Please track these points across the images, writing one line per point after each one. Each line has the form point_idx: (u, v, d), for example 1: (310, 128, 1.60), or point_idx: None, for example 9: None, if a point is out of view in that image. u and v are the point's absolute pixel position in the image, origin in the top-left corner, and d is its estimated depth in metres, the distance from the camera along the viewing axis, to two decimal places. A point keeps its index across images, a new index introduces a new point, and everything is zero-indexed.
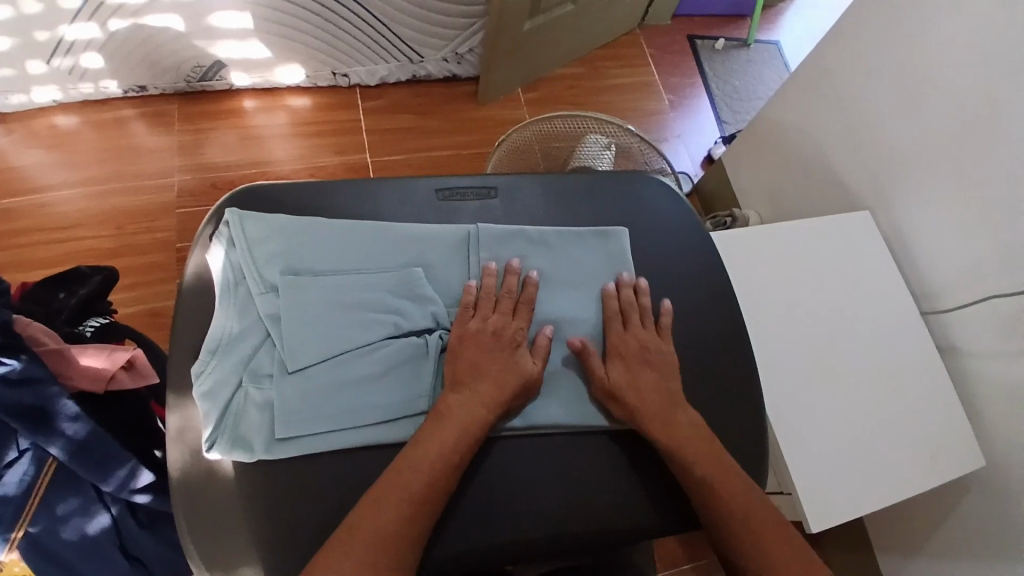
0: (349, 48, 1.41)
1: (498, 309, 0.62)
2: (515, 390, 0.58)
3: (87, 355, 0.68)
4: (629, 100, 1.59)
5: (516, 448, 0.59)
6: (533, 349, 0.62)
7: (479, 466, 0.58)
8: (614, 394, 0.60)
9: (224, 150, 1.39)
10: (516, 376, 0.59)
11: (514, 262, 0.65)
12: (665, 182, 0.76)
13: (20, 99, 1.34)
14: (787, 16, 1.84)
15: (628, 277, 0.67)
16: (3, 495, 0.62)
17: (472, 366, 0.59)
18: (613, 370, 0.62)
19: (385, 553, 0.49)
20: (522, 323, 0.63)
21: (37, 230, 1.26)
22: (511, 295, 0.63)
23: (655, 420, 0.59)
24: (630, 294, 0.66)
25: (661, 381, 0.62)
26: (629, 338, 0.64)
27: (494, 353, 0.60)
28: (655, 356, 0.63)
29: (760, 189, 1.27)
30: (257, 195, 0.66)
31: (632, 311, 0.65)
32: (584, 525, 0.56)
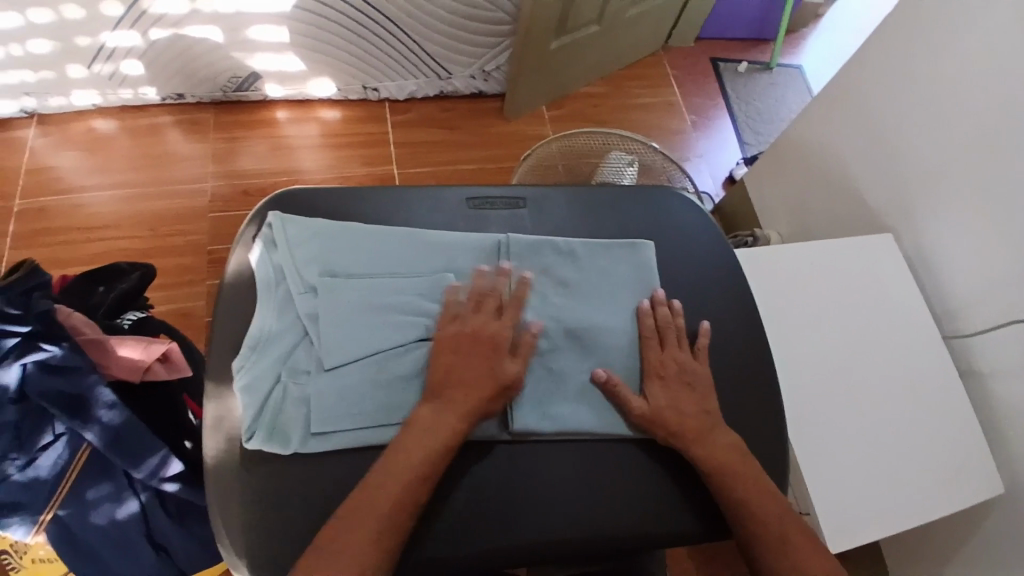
0: (380, 63, 1.45)
1: (482, 311, 0.63)
2: (493, 393, 0.59)
3: (126, 346, 0.70)
4: (651, 120, 1.61)
5: (530, 453, 0.59)
6: (517, 349, 0.62)
7: (493, 472, 0.58)
8: (653, 419, 0.60)
9: (255, 158, 1.43)
10: (494, 380, 0.60)
11: (505, 265, 0.66)
12: (690, 198, 0.78)
13: (61, 102, 1.40)
14: (809, 41, 1.86)
15: (663, 295, 0.68)
16: (38, 477, 0.66)
17: (451, 370, 0.60)
18: (653, 393, 0.62)
19: (373, 550, 0.51)
20: (511, 324, 0.63)
21: (72, 228, 1.31)
22: (497, 296, 0.64)
23: (696, 440, 0.60)
24: (665, 313, 0.67)
25: (699, 401, 0.63)
26: (666, 359, 0.64)
27: (476, 354, 0.61)
28: (693, 376, 0.64)
29: (782, 208, 1.27)
30: (298, 200, 0.69)
31: (668, 331, 0.65)
32: (611, 531, 0.57)
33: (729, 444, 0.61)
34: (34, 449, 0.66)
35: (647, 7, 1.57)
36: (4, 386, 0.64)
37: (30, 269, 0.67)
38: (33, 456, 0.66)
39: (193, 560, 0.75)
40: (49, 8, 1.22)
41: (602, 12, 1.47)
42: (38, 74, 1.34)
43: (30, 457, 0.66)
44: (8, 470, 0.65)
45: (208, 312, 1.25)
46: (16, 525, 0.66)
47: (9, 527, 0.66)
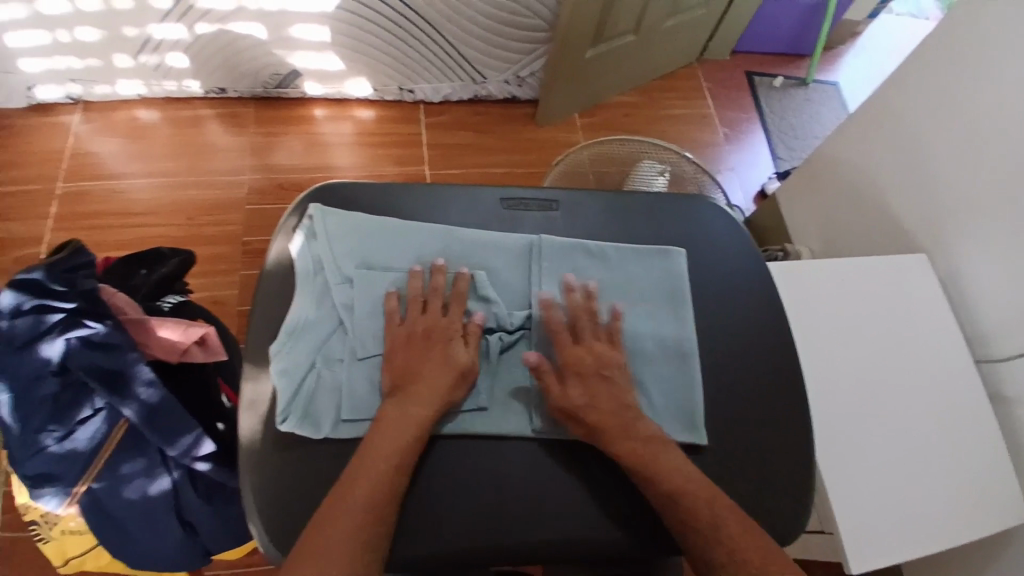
0: (417, 65, 1.47)
1: (426, 311, 0.63)
2: (453, 382, 0.59)
3: (165, 327, 0.72)
4: (683, 131, 1.61)
5: (516, 449, 0.60)
6: (467, 342, 0.62)
7: (473, 466, 0.58)
8: (570, 413, 0.59)
9: (290, 153, 1.46)
10: (451, 370, 0.60)
11: (439, 261, 0.65)
12: (722, 207, 0.78)
13: (105, 89, 1.45)
14: (847, 58, 1.84)
15: (572, 281, 0.66)
16: (75, 449, 0.69)
17: (406, 370, 0.60)
18: (571, 387, 0.60)
19: (366, 531, 0.52)
20: (459, 317, 0.63)
21: (111, 213, 1.35)
22: (438, 294, 0.64)
23: (617, 434, 0.58)
24: (576, 302, 0.65)
25: (616, 392, 0.61)
26: (580, 350, 0.62)
27: (424, 352, 0.61)
28: (609, 366, 0.62)
29: (813, 225, 1.26)
30: (338, 193, 0.71)
31: (582, 320, 0.64)
32: (576, 535, 0.57)
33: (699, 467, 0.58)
34: (73, 422, 0.68)
35: (684, 18, 1.57)
36: (46, 360, 0.65)
37: (75, 249, 0.71)
38: (71, 429, 0.68)
39: (217, 539, 0.78)
40: None
41: (638, 21, 1.48)
42: (85, 61, 1.39)
43: (68, 429, 0.68)
44: (46, 441, 0.68)
45: (239, 302, 1.28)
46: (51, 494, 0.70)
47: (42, 498, 0.71)
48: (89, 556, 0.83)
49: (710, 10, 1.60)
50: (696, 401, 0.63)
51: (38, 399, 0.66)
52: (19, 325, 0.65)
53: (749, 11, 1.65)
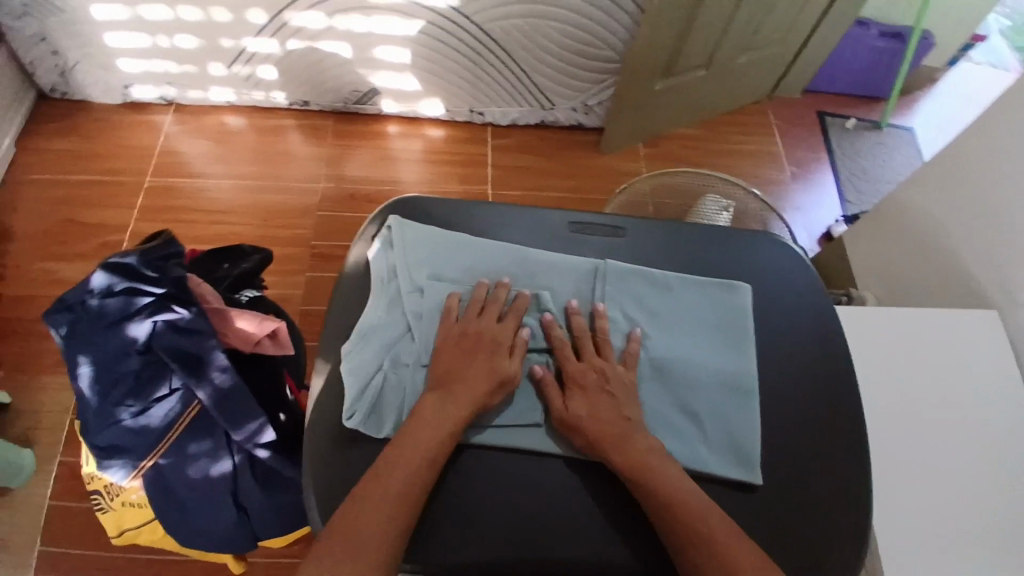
0: (488, 89, 1.52)
1: (483, 316, 0.64)
2: (491, 389, 0.60)
3: (243, 318, 0.76)
4: (748, 168, 1.60)
5: (560, 469, 0.60)
6: (515, 355, 0.63)
7: (504, 471, 0.60)
8: (572, 425, 0.59)
9: (361, 164, 1.53)
10: (493, 378, 0.61)
11: (505, 279, 0.67)
12: (791, 246, 0.77)
13: (198, 95, 1.55)
14: (924, 104, 1.79)
15: (575, 304, 0.67)
16: (148, 425, 0.73)
17: (451, 369, 0.61)
18: (573, 400, 0.61)
19: (404, 520, 0.52)
20: (512, 330, 0.64)
21: (192, 209, 1.43)
22: (499, 304, 0.65)
23: (614, 447, 0.58)
24: (581, 323, 0.66)
25: (619, 406, 0.61)
26: (584, 367, 0.63)
27: (472, 354, 0.62)
28: (614, 382, 0.62)
29: (880, 273, 1.23)
30: (414, 206, 0.74)
31: (585, 339, 0.65)
32: (589, 554, 0.56)
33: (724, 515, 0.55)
34: (150, 399, 0.73)
35: (756, 56, 1.57)
36: (133, 339, 0.70)
37: (167, 240, 0.75)
38: (148, 405, 0.73)
39: (267, 524, 0.80)
40: (199, 8, 1.36)
41: (710, 57, 1.49)
42: (182, 67, 1.49)
43: (145, 406, 0.72)
44: (123, 415, 0.72)
45: (302, 302, 1.33)
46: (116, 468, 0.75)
47: (110, 469, 0.75)
48: (143, 531, 0.83)
49: (784, 50, 1.60)
50: (753, 440, 0.62)
51: (121, 373, 0.71)
52: (111, 304, 0.70)
53: (823, 52, 1.64)
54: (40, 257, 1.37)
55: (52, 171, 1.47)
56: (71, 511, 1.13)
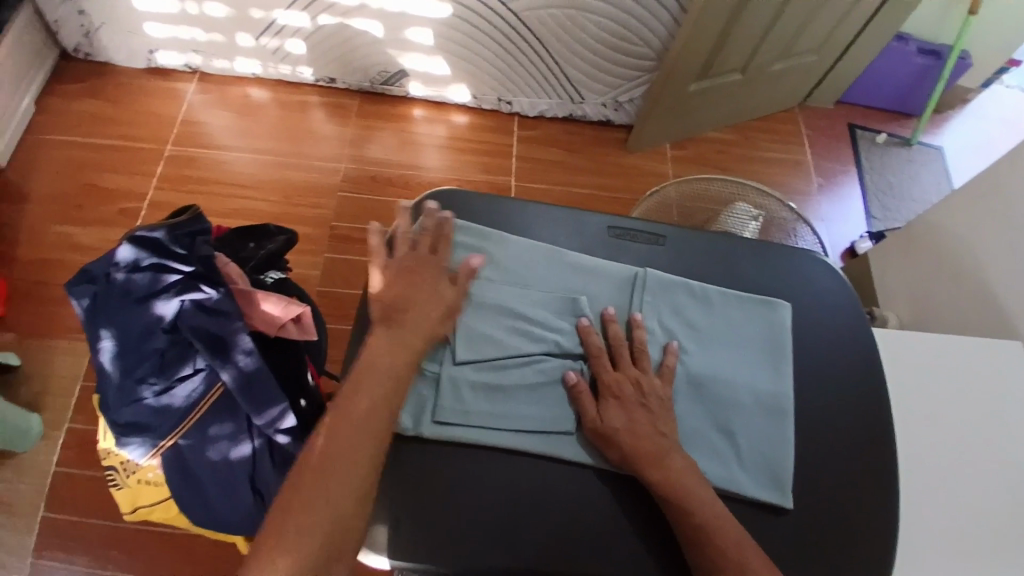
0: (518, 79, 1.50)
1: (413, 248, 0.65)
2: (440, 315, 0.62)
3: (269, 301, 0.77)
4: (775, 176, 1.58)
5: (587, 480, 0.59)
6: (458, 280, 0.64)
7: (537, 478, 0.59)
8: (607, 436, 0.59)
9: (384, 147, 1.51)
10: (438, 303, 0.62)
11: (431, 206, 0.68)
12: (830, 264, 0.76)
13: (224, 65, 1.53)
14: (957, 123, 1.76)
15: (611, 312, 0.66)
16: (170, 404, 0.72)
17: (394, 300, 0.62)
18: (607, 410, 0.60)
19: None
20: (443, 258, 0.65)
21: (212, 181, 1.42)
22: (427, 236, 0.66)
23: (649, 463, 0.57)
24: (617, 332, 0.65)
25: (655, 421, 0.60)
26: (619, 378, 0.62)
27: (415, 281, 0.63)
28: (649, 395, 0.61)
29: (905, 294, 1.21)
30: (450, 201, 0.73)
31: (621, 349, 0.64)
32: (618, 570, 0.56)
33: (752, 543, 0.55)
34: (173, 378, 0.72)
35: (793, 63, 1.54)
36: (160, 316, 0.70)
37: (194, 213, 0.74)
38: (171, 384, 0.72)
39: None
40: None
41: (748, 61, 1.46)
42: (209, 35, 1.47)
43: (168, 385, 0.72)
44: (145, 392, 0.71)
45: (319, 283, 1.33)
46: (135, 446, 0.72)
47: (127, 447, 0.73)
48: (157, 508, 0.82)
49: (822, 58, 1.57)
50: (786, 464, 0.61)
51: (146, 351, 0.70)
52: (137, 279, 0.70)
53: (861, 63, 1.61)
54: (56, 219, 1.36)
55: (72, 133, 1.46)
56: (79, 478, 1.14)
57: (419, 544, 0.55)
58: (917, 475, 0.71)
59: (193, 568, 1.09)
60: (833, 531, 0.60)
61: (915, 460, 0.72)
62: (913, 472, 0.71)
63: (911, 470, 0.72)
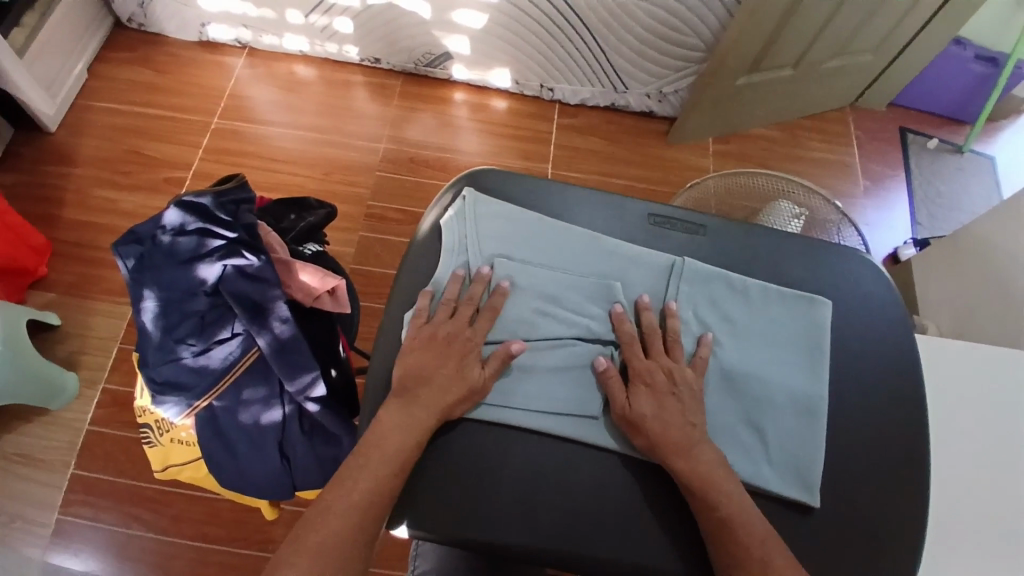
0: (562, 66, 1.48)
1: (454, 317, 0.63)
2: (459, 397, 0.59)
3: (306, 272, 0.78)
4: (818, 177, 1.54)
5: (612, 466, 0.59)
6: (487, 361, 0.61)
7: (562, 461, 0.59)
8: (635, 424, 0.58)
9: (423, 129, 1.52)
10: (461, 385, 0.59)
11: (483, 271, 0.65)
12: (876, 263, 0.73)
13: (273, 41, 1.56)
14: (1015, 131, 1.69)
15: (646, 301, 0.65)
16: (207, 365, 0.74)
17: (419, 370, 0.60)
18: (637, 397, 0.60)
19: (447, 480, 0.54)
20: (482, 334, 0.62)
21: (254, 155, 1.45)
22: (471, 303, 0.64)
23: (676, 453, 0.57)
24: (651, 320, 0.64)
25: (685, 412, 0.59)
26: (651, 366, 0.61)
27: (441, 356, 0.61)
28: (680, 385, 0.61)
29: (948, 306, 1.17)
30: (491, 179, 0.73)
31: (654, 338, 0.63)
32: (639, 561, 0.56)
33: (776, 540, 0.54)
34: (212, 340, 0.74)
35: (847, 61, 1.50)
36: (202, 280, 0.72)
37: (241, 183, 0.75)
38: (209, 346, 0.74)
39: (307, 475, 0.80)
40: None
41: (799, 57, 1.42)
42: (260, 10, 1.49)
43: (206, 346, 0.74)
44: (184, 352, 0.73)
45: (352, 260, 1.34)
46: (170, 406, 0.75)
47: (164, 405, 0.75)
48: (188, 469, 0.84)
49: (877, 57, 1.52)
50: (816, 463, 0.60)
51: (187, 312, 0.72)
52: (182, 243, 0.71)
53: (919, 65, 1.55)
54: (102, 184, 1.40)
55: (122, 101, 1.50)
56: (112, 435, 1.18)
57: (441, 515, 0.56)
58: (951, 490, 0.69)
59: (216, 529, 1.12)
60: (857, 536, 0.59)
61: (952, 473, 0.70)
62: (948, 486, 0.69)
63: (946, 484, 0.69)
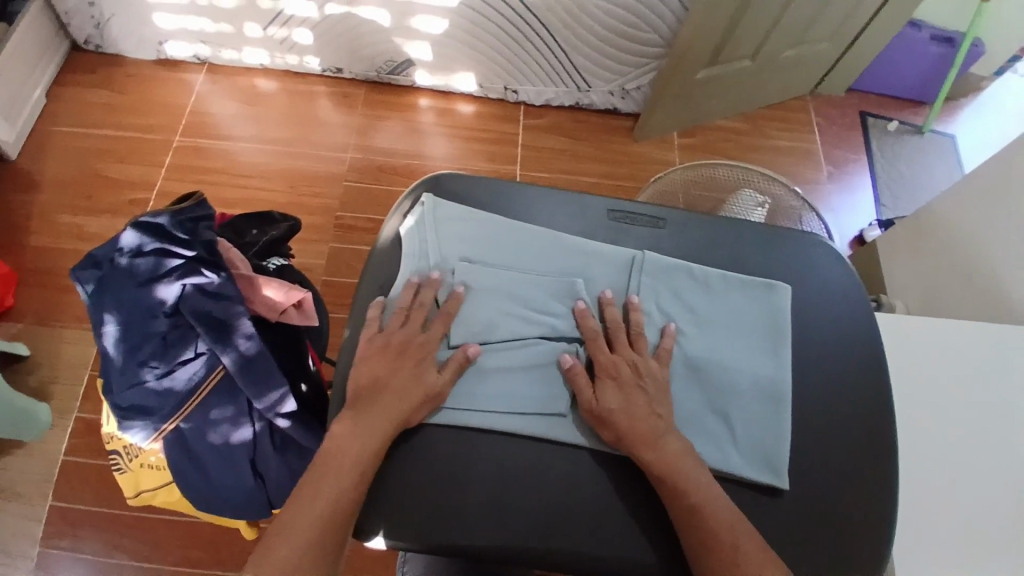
0: (525, 68, 1.49)
1: (407, 324, 0.63)
2: (417, 403, 0.58)
3: (271, 287, 0.77)
4: (783, 164, 1.56)
5: (582, 463, 0.59)
6: (444, 365, 0.61)
7: (532, 460, 0.59)
8: (602, 418, 0.59)
9: (390, 136, 1.51)
10: (420, 389, 0.59)
11: (435, 276, 0.64)
12: (835, 247, 0.74)
13: (232, 55, 1.54)
14: (971, 110, 1.73)
15: (609, 296, 0.65)
16: (172, 387, 0.73)
17: (374, 380, 0.60)
18: (603, 392, 0.60)
19: None
20: (437, 337, 0.62)
21: (219, 171, 1.43)
22: (424, 308, 0.63)
23: (644, 445, 0.57)
24: (614, 314, 0.65)
25: (651, 403, 0.60)
26: (616, 361, 0.62)
27: (397, 363, 0.60)
28: (646, 378, 0.61)
29: (914, 284, 1.19)
30: (449, 183, 0.73)
31: (618, 331, 0.64)
32: (613, 556, 0.56)
33: (743, 524, 0.55)
34: (175, 361, 0.72)
35: (804, 50, 1.52)
36: (162, 300, 0.70)
37: (197, 201, 0.75)
38: (173, 367, 0.72)
39: (281, 490, 0.80)
40: None
41: (757, 48, 1.44)
42: (217, 25, 1.47)
43: (170, 368, 0.72)
44: (147, 375, 0.72)
45: (324, 272, 1.33)
46: (137, 430, 0.74)
47: (131, 430, 0.74)
48: (160, 494, 0.83)
49: (834, 44, 1.55)
50: (781, 444, 0.61)
51: (148, 334, 0.71)
52: (140, 264, 0.70)
53: (874, 50, 1.58)
54: (66, 209, 1.37)
55: (82, 124, 1.47)
56: (88, 464, 1.15)
57: (412, 521, 0.55)
58: (918, 465, 0.70)
59: (199, 552, 1.10)
60: (827, 515, 0.59)
61: (917, 446, 0.71)
62: (913, 460, 0.70)
63: (912, 459, 0.70)
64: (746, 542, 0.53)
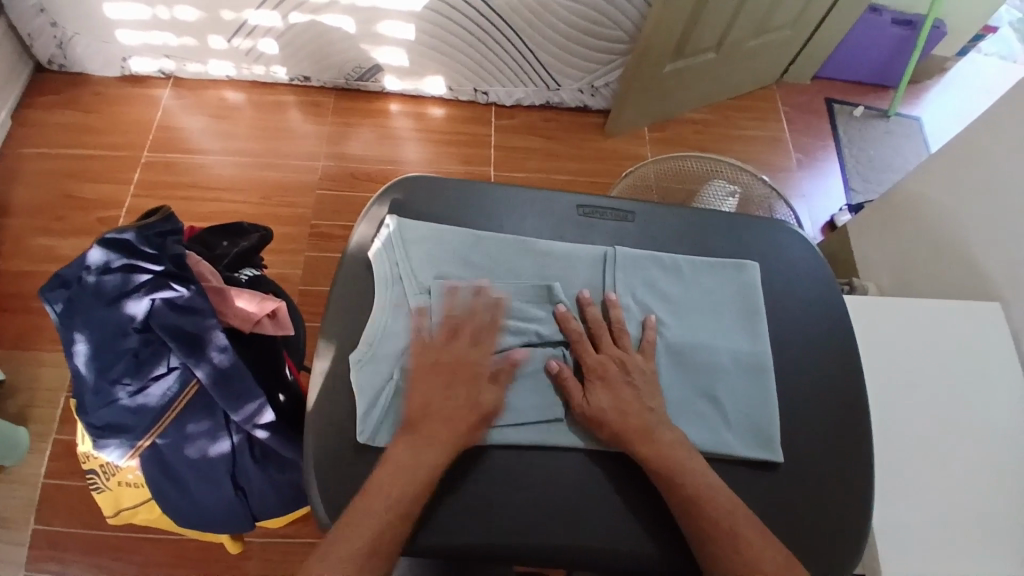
0: (494, 69, 1.49)
1: (455, 338, 0.62)
2: (473, 422, 0.58)
3: (243, 298, 0.77)
4: (754, 154, 1.58)
5: (568, 460, 0.59)
6: (496, 374, 0.61)
7: (519, 460, 0.59)
8: (594, 419, 0.59)
9: (362, 143, 1.50)
10: (474, 409, 0.59)
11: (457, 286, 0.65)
12: (800, 229, 0.76)
13: (197, 68, 1.53)
14: (935, 92, 1.76)
15: (587, 296, 0.65)
16: (146, 403, 0.72)
17: (424, 401, 0.59)
18: (595, 394, 0.60)
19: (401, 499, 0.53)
20: (485, 350, 0.62)
21: (191, 185, 1.41)
22: (468, 319, 0.63)
23: (639, 439, 0.58)
24: (595, 313, 0.65)
25: (642, 397, 0.61)
26: (603, 360, 0.62)
27: (446, 383, 0.60)
28: (635, 373, 0.62)
29: (884, 264, 1.20)
30: (413, 193, 0.72)
31: (601, 331, 0.64)
32: (603, 546, 0.56)
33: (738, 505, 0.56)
34: (148, 377, 0.72)
35: (768, 40, 1.54)
36: (132, 316, 0.70)
37: (165, 215, 0.73)
38: (145, 384, 0.71)
39: (263, 500, 0.80)
40: None
41: (721, 40, 1.46)
42: (181, 39, 1.45)
43: (142, 384, 0.71)
44: (120, 393, 0.71)
45: (301, 282, 1.32)
46: (111, 448, 0.73)
47: (106, 449, 0.73)
48: (142, 509, 0.82)
49: (796, 32, 1.57)
50: (770, 422, 0.62)
51: (119, 352, 0.70)
52: (108, 281, 0.69)
53: (836, 37, 1.61)
54: (37, 231, 1.35)
55: (49, 144, 1.45)
56: (70, 487, 1.13)
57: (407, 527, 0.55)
58: (894, 440, 0.71)
59: (188, 569, 1.09)
60: (810, 493, 0.60)
61: (892, 421, 0.73)
62: (890, 435, 0.72)
63: (888, 436, 0.72)
64: (744, 522, 0.54)
